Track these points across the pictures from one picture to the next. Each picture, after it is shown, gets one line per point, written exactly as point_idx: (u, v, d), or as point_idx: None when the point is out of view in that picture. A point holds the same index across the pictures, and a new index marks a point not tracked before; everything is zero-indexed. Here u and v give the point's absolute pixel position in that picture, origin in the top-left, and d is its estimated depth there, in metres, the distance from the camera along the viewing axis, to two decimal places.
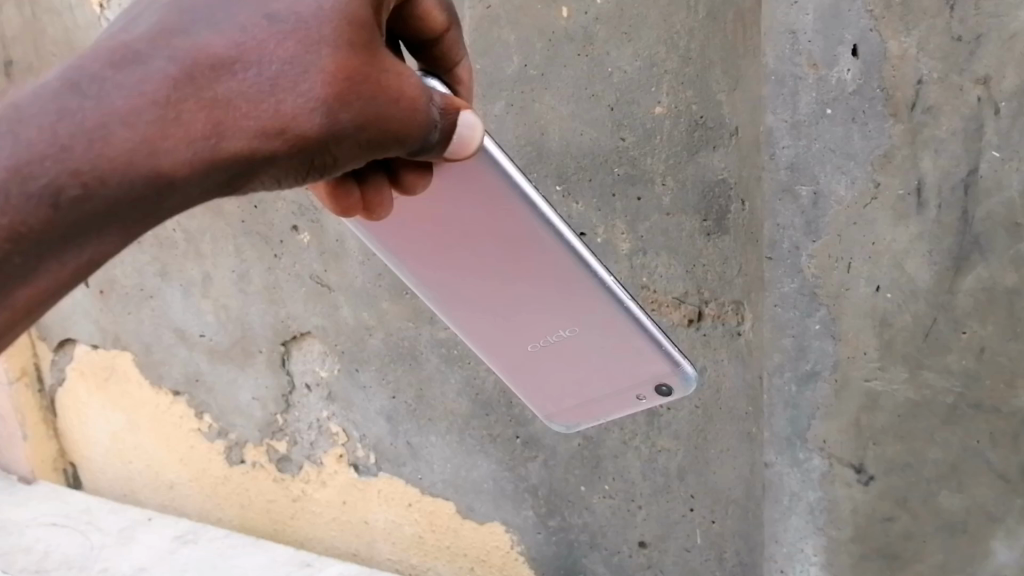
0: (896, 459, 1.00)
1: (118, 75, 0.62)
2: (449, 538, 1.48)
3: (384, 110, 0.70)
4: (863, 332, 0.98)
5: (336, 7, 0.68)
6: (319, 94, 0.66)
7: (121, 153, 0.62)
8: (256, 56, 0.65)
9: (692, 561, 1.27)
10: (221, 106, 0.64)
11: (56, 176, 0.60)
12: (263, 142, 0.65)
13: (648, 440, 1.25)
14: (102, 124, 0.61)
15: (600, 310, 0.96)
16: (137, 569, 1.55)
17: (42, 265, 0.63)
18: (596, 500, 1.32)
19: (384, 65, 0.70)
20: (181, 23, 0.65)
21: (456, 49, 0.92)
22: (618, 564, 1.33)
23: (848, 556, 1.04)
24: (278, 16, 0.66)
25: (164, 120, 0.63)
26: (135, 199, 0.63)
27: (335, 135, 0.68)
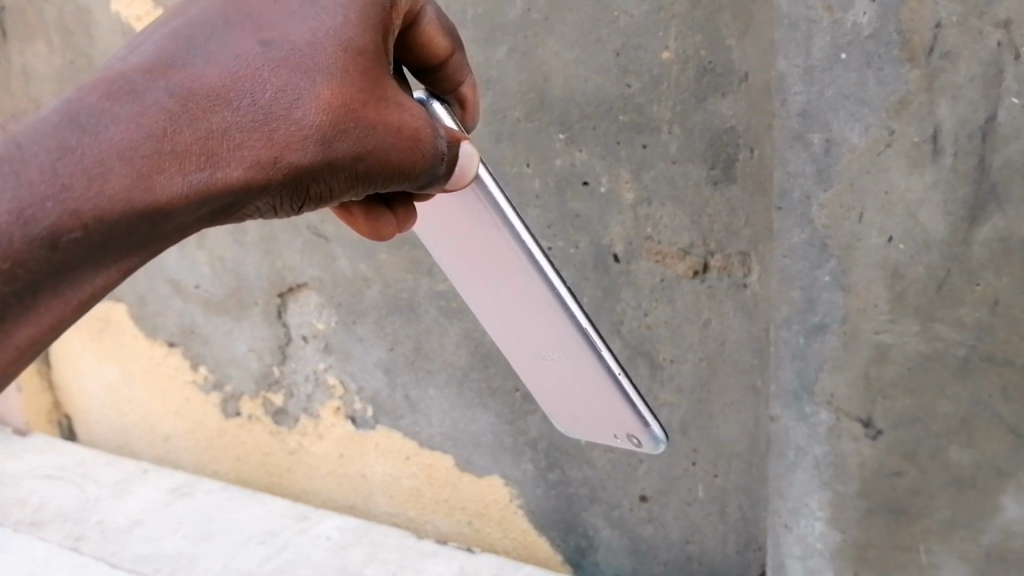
0: (905, 413, 0.98)
1: (120, 109, 0.67)
2: (448, 491, 1.47)
3: (377, 137, 0.78)
4: (875, 284, 0.95)
5: (329, 40, 0.76)
6: (313, 123, 0.74)
7: (122, 190, 0.66)
8: (250, 87, 0.72)
9: (693, 515, 1.26)
10: (216, 137, 0.70)
11: (55, 217, 0.63)
12: (258, 172, 0.72)
13: (651, 393, 1.23)
14: (101, 161, 0.65)
15: (577, 350, 0.95)
16: (132, 521, 1.49)
17: (44, 301, 0.64)
18: (597, 454, 1.30)
19: (381, 94, 0.78)
20: (179, 57, 0.71)
21: (460, 72, 0.96)
22: (618, 519, 1.32)
23: (854, 512, 1.02)
24: (272, 46, 0.74)
25: (161, 153, 0.68)
26: (132, 231, 0.67)
27: (327, 163, 0.75)
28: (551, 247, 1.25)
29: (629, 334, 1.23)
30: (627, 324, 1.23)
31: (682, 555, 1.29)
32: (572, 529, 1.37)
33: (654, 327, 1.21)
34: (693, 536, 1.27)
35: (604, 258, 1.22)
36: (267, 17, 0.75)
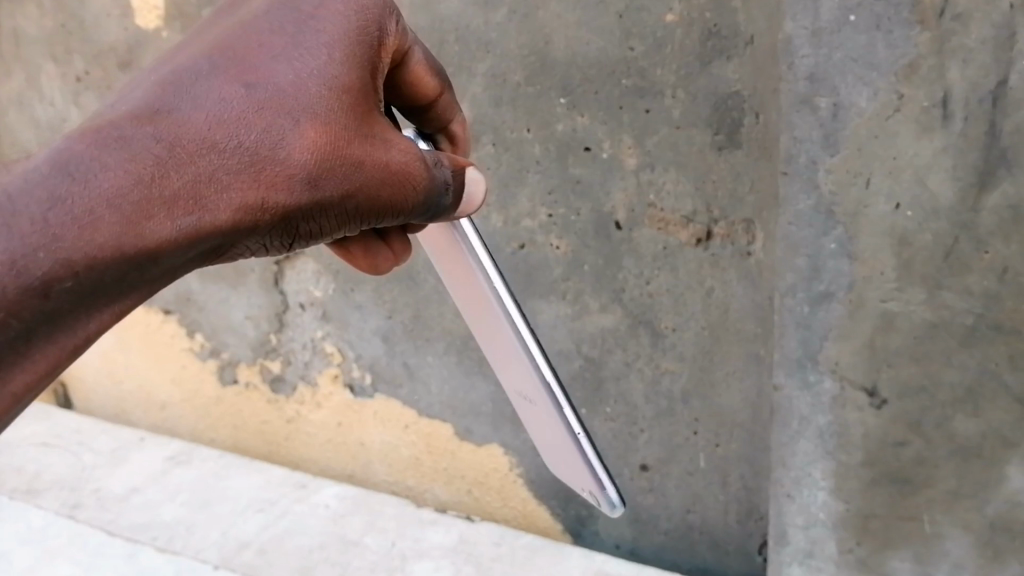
0: (911, 382, 0.97)
1: (107, 155, 0.66)
2: (447, 460, 1.47)
3: (369, 175, 0.76)
4: (881, 252, 0.94)
5: (317, 79, 0.75)
6: (302, 162, 0.72)
7: (112, 239, 0.64)
8: (238, 128, 0.71)
9: (693, 484, 1.25)
10: (205, 180, 0.69)
11: (44, 268, 0.62)
12: (248, 214, 0.71)
13: (652, 362, 1.22)
14: (90, 210, 0.64)
15: (544, 400, 0.95)
16: (131, 489, 1.48)
17: (38, 349, 0.64)
18: (597, 422, 1.29)
19: (373, 131, 0.77)
20: (165, 101, 0.70)
21: (449, 110, 0.94)
22: (618, 488, 1.32)
23: (857, 481, 1.02)
24: (259, 86, 0.73)
25: (150, 198, 0.66)
26: (122, 277, 0.66)
27: (318, 202, 0.74)
28: (551, 214, 1.23)
29: (630, 302, 1.21)
30: (629, 292, 1.21)
31: (682, 524, 1.29)
32: (572, 498, 1.37)
33: (656, 296, 1.19)
34: (693, 505, 1.27)
35: (606, 225, 1.19)
36: (252, 58, 0.74)
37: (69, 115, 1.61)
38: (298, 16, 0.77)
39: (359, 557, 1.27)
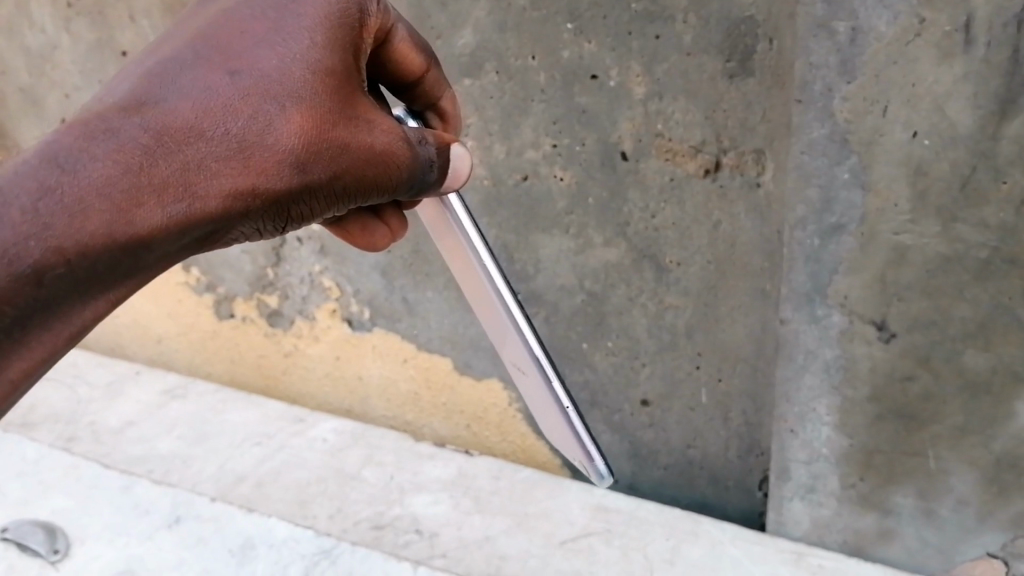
0: (921, 317, 0.95)
1: (94, 146, 0.69)
2: (446, 395, 1.46)
3: (356, 158, 0.77)
4: (895, 182, 0.90)
5: (300, 63, 0.76)
6: (289, 146, 0.74)
7: (102, 226, 0.67)
8: (223, 116, 0.72)
9: (695, 420, 1.24)
10: (191, 168, 0.71)
11: (37, 258, 0.65)
12: (237, 200, 0.73)
13: (655, 297, 1.19)
14: (79, 200, 0.67)
15: (530, 370, 1.04)
16: (126, 423, 1.46)
17: (35, 337, 0.68)
18: (599, 357, 1.28)
19: (357, 113, 0.78)
20: (150, 92, 0.72)
21: (437, 87, 0.92)
22: (618, 423, 1.31)
23: (863, 415, 1.02)
24: (241, 73, 0.74)
25: (139, 187, 0.69)
26: (113, 266, 0.69)
27: (307, 186, 0.76)
28: (556, 144, 1.16)
29: (634, 236, 1.17)
30: (633, 226, 1.16)
31: (682, 459, 1.29)
32: None
33: (662, 230, 1.15)
34: (694, 441, 1.26)
35: (612, 156, 1.13)
36: (235, 45, 0.75)
37: (58, 40, 1.54)
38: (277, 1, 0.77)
39: (358, 489, 1.26)
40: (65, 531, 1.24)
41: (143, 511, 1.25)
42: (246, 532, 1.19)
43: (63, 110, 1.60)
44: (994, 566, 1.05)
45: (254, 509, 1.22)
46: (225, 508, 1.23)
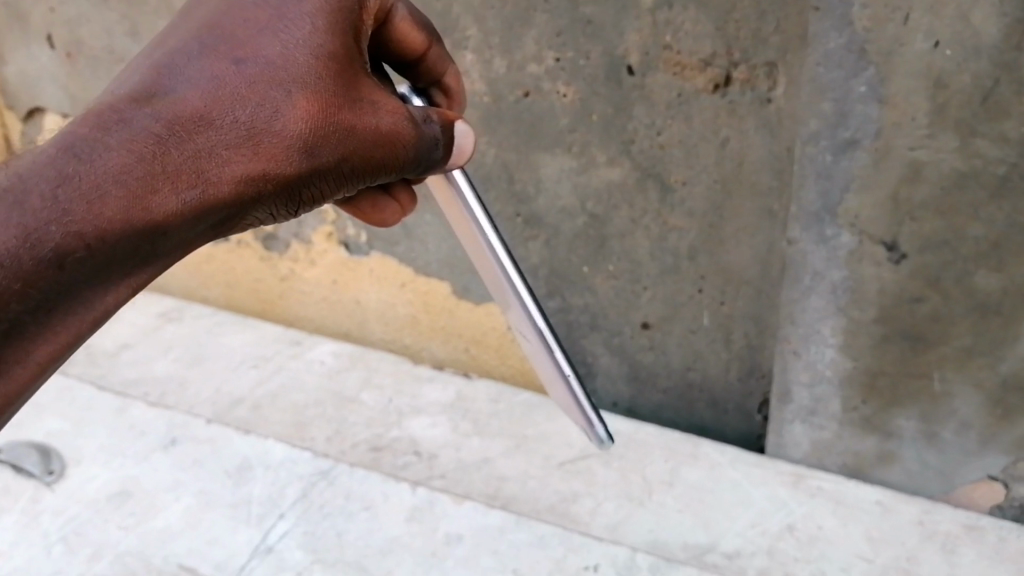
0: (933, 236, 0.92)
1: (106, 136, 0.67)
2: (445, 319, 1.44)
3: (363, 140, 0.75)
4: (914, 95, 0.86)
5: (303, 49, 0.74)
6: (295, 130, 0.72)
7: (119, 211, 0.66)
8: (231, 104, 0.71)
9: (697, 343, 1.21)
10: (202, 156, 0.70)
11: (58, 242, 0.64)
12: (248, 185, 0.71)
13: (659, 218, 1.15)
14: (97, 186, 0.66)
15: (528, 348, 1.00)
16: (121, 346, 1.44)
17: (60, 321, 0.66)
18: (599, 281, 1.24)
19: (360, 95, 0.76)
20: (158, 82, 0.71)
21: (441, 64, 0.90)
22: (618, 346, 1.28)
23: (868, 337, 1.01)
24: (246, 62, 0.72)
25: (152, 174, 0.68)
26: (132, 252, 0.67)
27: (317, 169, 0.74)
28: (559, 58, 1.10)
29: (639, 154, 1.12)
30: (638, 144, 1.11)
31: (682, 382, 1.26)
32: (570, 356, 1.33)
33: (668, 148, 1.09)
34: (695, 363, 1.23)
35: (617, 70, 1.07)
36: (238, 33, 0.73)
37: None
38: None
39: (355, 413, 1.25)
40: (60, 453, 1.22)
41: (139, 431, 1.24)
42: (243, 453, 1.18)
43: (45, 24, 1.46)
44: (993, 488, 1.05)
45: (251, 431, 1.21)
46: (223, 431, 1.22)
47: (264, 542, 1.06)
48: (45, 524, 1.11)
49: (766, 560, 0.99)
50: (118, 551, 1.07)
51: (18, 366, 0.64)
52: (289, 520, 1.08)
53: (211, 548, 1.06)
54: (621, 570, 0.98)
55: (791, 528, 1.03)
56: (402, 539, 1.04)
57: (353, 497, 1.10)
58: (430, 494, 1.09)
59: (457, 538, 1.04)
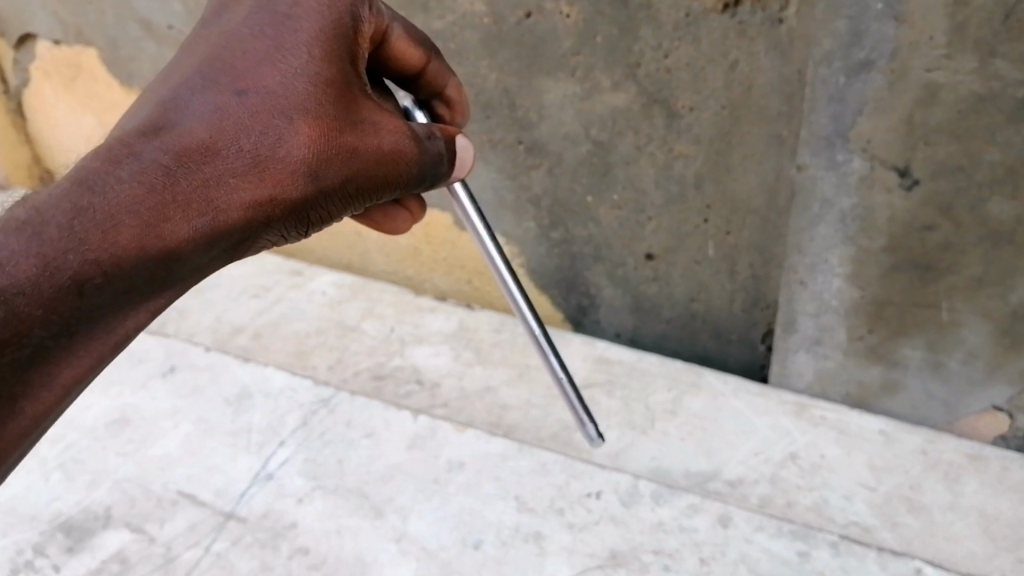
0: (947, 162, 0.90)
1: (116, 169, 0.68)
2: (446, 251, 1.42)
3: (365, 160, 0.77)
4: (933, 14, 0.83)
5: (302, 76, 0.74)
6: (300, 155, 0.73)
7: (134, 240, 0.67)
8: (235, 134, 0.72)
9: (701, 275, 1.18)
10: (211, 184, 0.71)
11: (75, 271, 0.65)
12: (257, 210, 0.72)
13: (665, 145, 1.10)
14: (111, 217, 0.66)
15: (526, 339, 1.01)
16: None
17: (84, 345, 0.67)
18: (603, 211, 1.19)
19: (361, 118, 0.77)
20: (163, 115, 0.72)
21: (440, 76, 0.90)
22: (621, 278, 1.25)
23: (876, 267, 0.99)
24: (248, 93, 0.73)
25: (164, 203, 0.68)
26: (147, 279, 0.68)
27: (323, 191, 0.75)
28: None
29: (645, 79, 1.06)
30: (644, 68, 1.05)
31: (686, 314, 1.23)
32: (573, 288, 1.29)
33: (675, 72, 1.03)
34: (698, 294, 1.20)
35: None
36: (239, 65, 0.74)
37: None
38: (274, 21, 0.76)
39: (357, 342, 1.24)
40: None
41: (137, 360, 1.24)
42: (242, 381, 1.18)
43: None
44: (997, 419, 1.04)
45: (250, 360, 1.21)
46: (222, 358, 1.22)
47: (264, 470, 1.06)
48: (43, 451, 1.12)
49: (768, 487, 0.99)
50: (117, 478, 1.07)
51: (44, 391, 0.65)
52: (289, 447, 1.08)
53: (211, 475, 1.06)
54: (623, 496, 0.99)
55: (794, 456, 1.03)
56: (404, 467, 1.05)
57: (354, 425, 1.10)
58: (432, 422, 1.09)
59: (459, 465, 1.04)
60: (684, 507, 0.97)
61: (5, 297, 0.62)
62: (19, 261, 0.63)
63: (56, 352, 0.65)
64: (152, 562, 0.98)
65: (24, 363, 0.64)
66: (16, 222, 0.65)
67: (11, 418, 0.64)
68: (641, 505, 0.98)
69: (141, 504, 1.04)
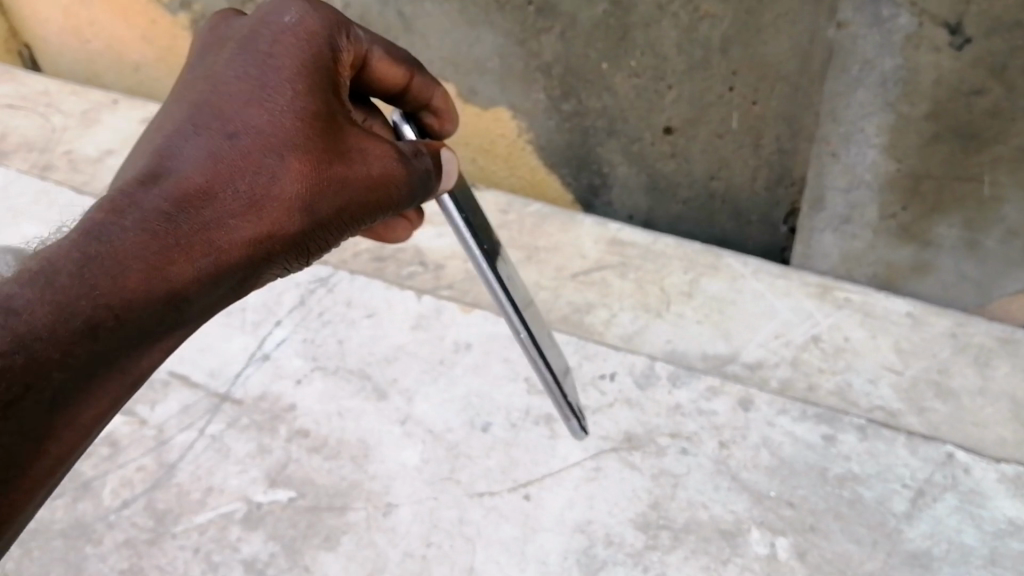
0: (1004, 17, 0.81)
1: (114, 217, 0.61)
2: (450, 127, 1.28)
3: (358, 188, 0.70)
4: None
5: (289, 109, 0.68)
6: (295, 190, 0.67)
7: (141, 287, 0.60)
8: (230, 174, 0.66)
9: (723, 150, 1.09)
10: (212, 227, 0.64)
11: (89, 314, 0.57)
12: (258, 248, 0.66)
13: (689, 5, 0.97)
14: (116, 268, 0.59)
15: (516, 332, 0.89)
16: (106, 153, 1.24)
17: (101, 387, 0.58)
18: (620, 81, 1.08)
19: (350, 145, 0.70)
20: (154, 163, 0.65)
21: (427, 89, 0.81)
22: (636, 154, 1.16)
23: (916, 136, 0.93)
24: (238, 132, 0.67)
25: (168, 247, 0.62)
26: (157, 322, 0.61)
27: (320, 223, 0.69)
28: None
29: None
30: None
31: (704, 194, 1.16)
32: (585, 166, 1.21)
33: None
34: (718, 172, 1.12)
35: None
36: (225, 105, 0.68)
37: None
38: (257, 59, 0.69)
39: None
40: None
41: None
42: None
43: None
44: None
45: None
46: None
47: (260, 350, 1.02)
48: None
49: (790, 371, 0.95)
50: None
51: (66, 433, 0.57)
52: (286, 327, 1.04)
53: (203, 355, 1.02)
54: (639, 378, 0.95)
55: (817, 339, 0.97)
56: (408, 347, 1.00)
57: (355, 305, 1.05)
58: (436, 302, 1.04)
59: (467, 346, 1.00)
60: (703, 389, 0.93)
61: (21, 341, 0.55)
62: (33, 308, 0.56)
63: (75, 399, 0.57)
64: (145, 445, 0.95)
65: (43, 412, 0.55)
66: (23, 272, 0.57)
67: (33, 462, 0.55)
68: (658, 387, 0.94)
69: None
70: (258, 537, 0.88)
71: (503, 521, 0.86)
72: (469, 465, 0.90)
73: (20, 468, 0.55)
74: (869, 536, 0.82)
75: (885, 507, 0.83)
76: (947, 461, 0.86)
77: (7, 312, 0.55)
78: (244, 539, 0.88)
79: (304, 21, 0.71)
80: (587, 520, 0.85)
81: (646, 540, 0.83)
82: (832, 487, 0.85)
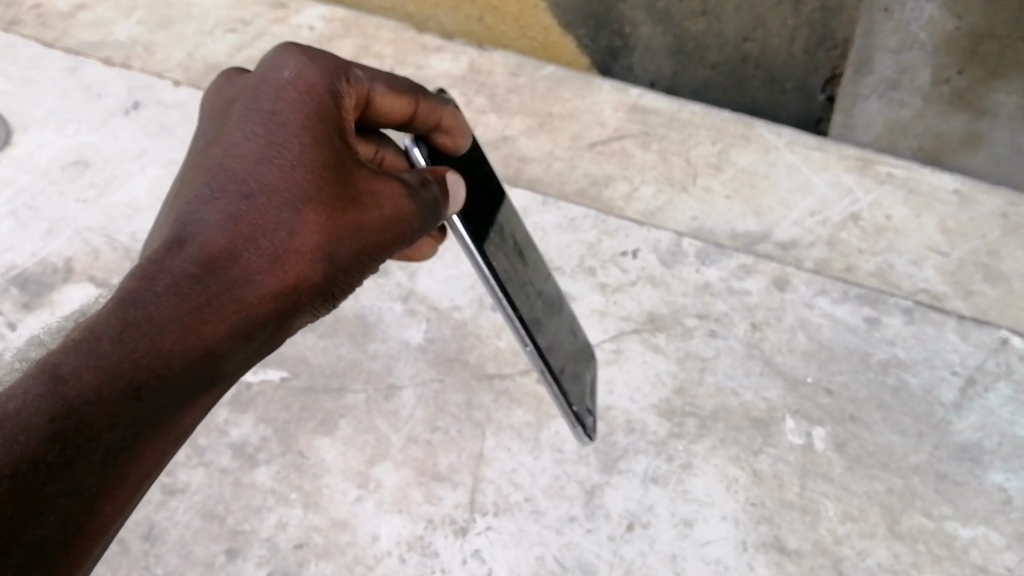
0: None
1: (143, 283, 0.51)
2: None
3: (374, 232, 0.59)
4: None
5: (300, 160, 0.57)
6: (318, 238, 0.57)
7: (176, 356, 0.50)
8: (253, 228, 0.55)
9: (759, 7, 0.99)
10: (240, 286, 0.54)
11: (131, 376, 0.49)
12: (286, 302, 0.56)
13: None
14: (149, 338, 0.50)
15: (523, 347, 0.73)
16: (77, 7, 1.12)
17: (150, 444, 0.49)
18: None
19: (364, 184, 0.59)
20: (170, 229, 0.55)
21: (435, 113, 0.65)
22: (662, 12, 1.04)
23: None
24: (257, 185, 0.57)
25: (200, 309, 0.52)
26: (195, 382, 0.51)
27: (344, 270, 0.59)
28: None
29: None
30: None
31: (735, 59, 1.05)
32: (603, 27, 1.09)
33: None
34: (753, 32, 1.01)
35: None
36: (237, 161, 0.57)
37: None
38: (261, 116, 0.59)
39: None
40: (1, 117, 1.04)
41: (94, 95, 1.04)
42: None
43: None
44: None
45: None
46: (193, 95, 1.03)
47: None
48: None
49: (826, 251, 0.87)
50: (77, 227, 0.95)
51: (120, 488, 0.48)
52: None
53: None
54: (664, 255, 0.87)
55: (856, 217, 0.88)
56: None
57: None
58: None
59: None
60: (735, 268, 0.86)
61: (67, 406, 0.46)
62: (80, 373, 0.47)
63: (130, 457, 0.48)
64: None
65: (96, 474, 0.47)
66: (66, 340, 0.48)
67: (88, 518, 0.47)
68: (685, 265, 0.86)
69: (107, 257, 0.93)
70: (248, 420, 0.82)
71: (514, 406, 0.81)
72: (478, 346, 0.84)
73: (78, 528, 0.47)
74: (916, 428, 0.77)
75: (933, 396, 0.79)
76: (1001, 347, 0.80)
77: (50, 380, 0.46)
78: (233, 423, 0.83)
79: (304, 73, 0.60)
80: (606, 407, 0.80)
81: (670, 427, 0.79)
82: (874, 373, 0.80)
